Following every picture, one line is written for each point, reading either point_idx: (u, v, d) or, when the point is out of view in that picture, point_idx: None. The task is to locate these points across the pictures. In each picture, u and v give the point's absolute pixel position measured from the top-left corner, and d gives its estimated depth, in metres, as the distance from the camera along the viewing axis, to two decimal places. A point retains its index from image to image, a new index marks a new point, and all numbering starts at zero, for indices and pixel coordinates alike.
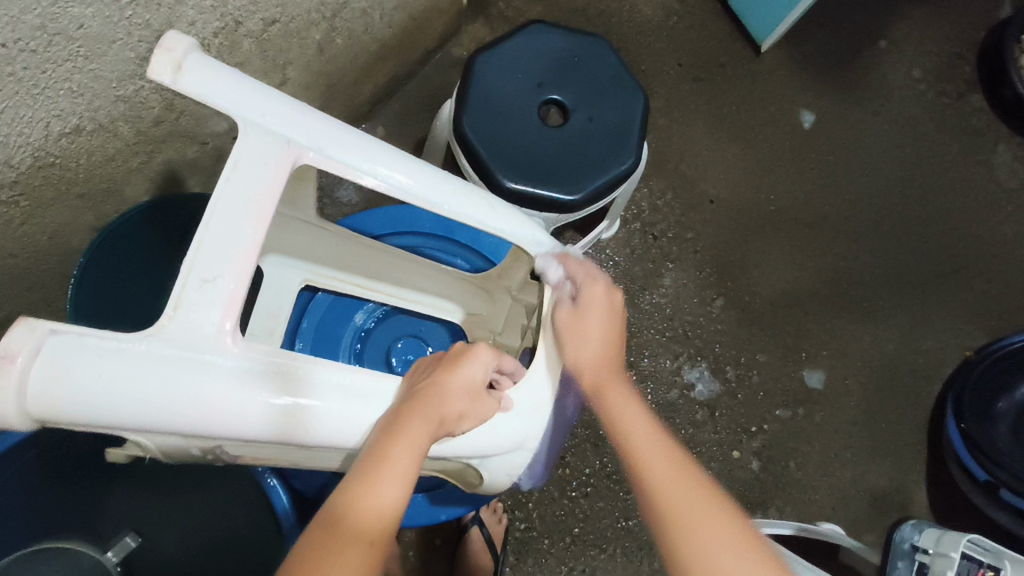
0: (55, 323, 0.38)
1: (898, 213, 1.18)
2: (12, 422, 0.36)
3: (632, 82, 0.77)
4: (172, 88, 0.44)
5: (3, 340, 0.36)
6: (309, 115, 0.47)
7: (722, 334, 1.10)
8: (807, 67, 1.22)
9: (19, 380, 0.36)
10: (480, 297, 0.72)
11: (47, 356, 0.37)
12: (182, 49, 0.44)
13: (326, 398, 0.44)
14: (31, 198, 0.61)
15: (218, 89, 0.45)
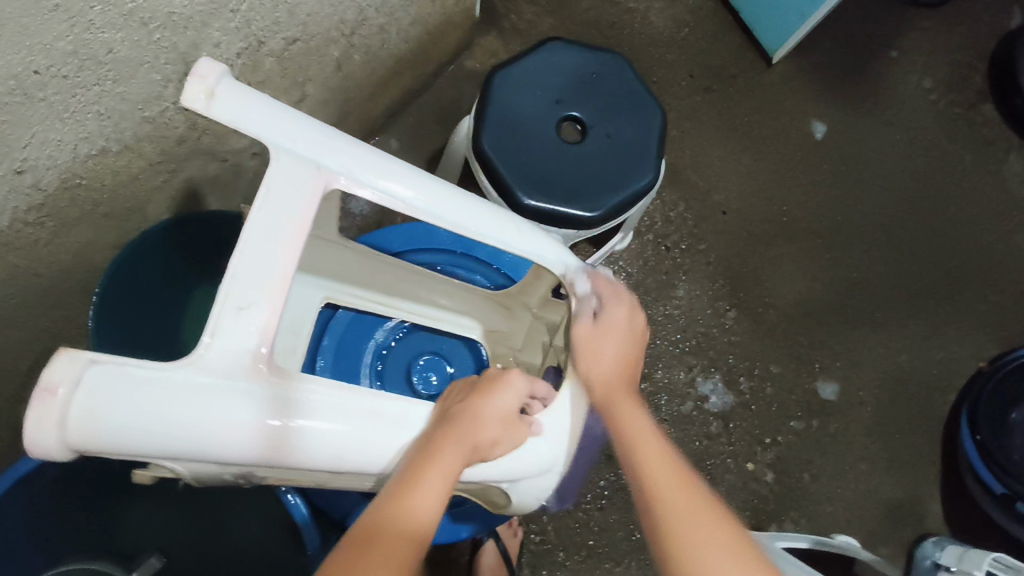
0: (95, 353, 0.40)
1: (910, 223, 1.18)
2: (54, 450, 0.38)
3: (648, 98, 0.77)
4: (205, 114, 0.44)
5: (46, 371, 0.38)
6: (338, 141, 0.48)
7: (735, 346, 1.10)
8: (818, 78, 1.22)
9: (60, 411, 0.38)
10: (500, 314, 0.72)
11: (86, 388, 0.38)
12: (215, 76, 0.44)
13: (356, 422, 0.45)
14: (57, 219, 0.61)
15: (251, 116, 0.45)
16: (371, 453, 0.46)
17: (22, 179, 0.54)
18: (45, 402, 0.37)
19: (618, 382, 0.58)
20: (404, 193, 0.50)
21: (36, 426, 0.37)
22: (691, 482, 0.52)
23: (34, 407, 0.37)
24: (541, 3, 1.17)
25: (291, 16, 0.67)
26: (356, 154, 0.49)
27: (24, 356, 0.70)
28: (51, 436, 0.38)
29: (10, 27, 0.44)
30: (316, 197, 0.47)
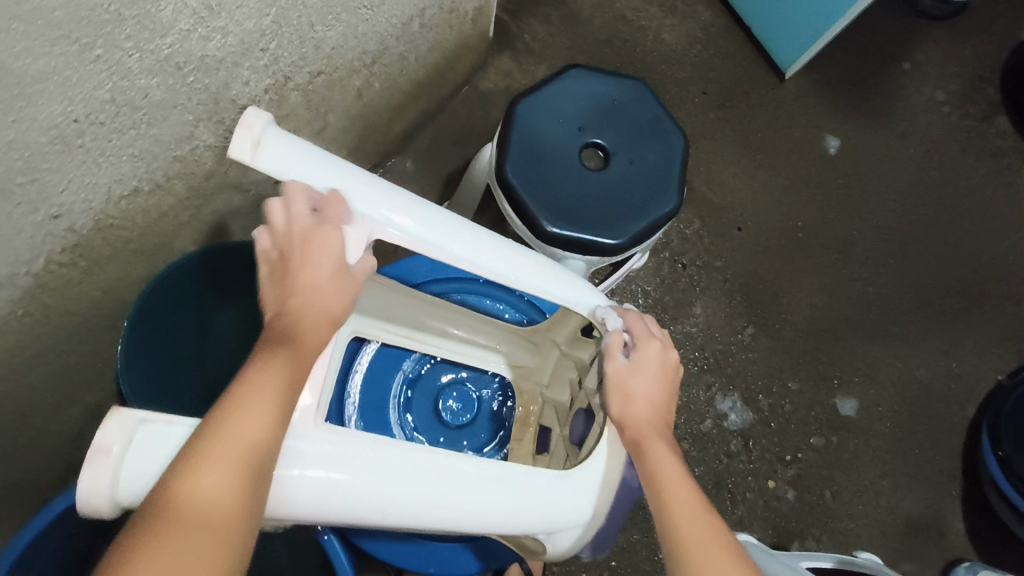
0: (143, 412, 0.42)
1: (926, 237, 1.18)
2: (107, 508, 0.40)
3: (670, 125, 0.78)
4: (251, 164, 0.46)
5: (99, 432, 0.40)
6: (382, 192, 0.49)
7: (754, 362, 1.10)
8: (831, 93, 1.22)
9: (113, 469, 0.40)
10: (526, 349, 0.71)
11: (137, 446, 0.41)
12: (261, 125, 0.46)
13: (393, 479, 0.45)
14: (88, 258, 0.61)
15: (294, 165, 0.47)
16: (408, 509, 0.45)
17: (58, 223, 0.54)
18: (99, 460, 0.40)
19: (652, 421, 0.53)
20: (441, 241, 0.51)
21: (92, 483, 0.40)
22: (720, 536, 0.47)
23: (89, 465, 0.40)
24: (554, 23, 1.18)
25: (317, 50, 0.68)
26: (395, 201, 0.50)
27: (51, 390, 0.70)
28: (104, 492, 0.40)
29: (54, 80, 0.44)
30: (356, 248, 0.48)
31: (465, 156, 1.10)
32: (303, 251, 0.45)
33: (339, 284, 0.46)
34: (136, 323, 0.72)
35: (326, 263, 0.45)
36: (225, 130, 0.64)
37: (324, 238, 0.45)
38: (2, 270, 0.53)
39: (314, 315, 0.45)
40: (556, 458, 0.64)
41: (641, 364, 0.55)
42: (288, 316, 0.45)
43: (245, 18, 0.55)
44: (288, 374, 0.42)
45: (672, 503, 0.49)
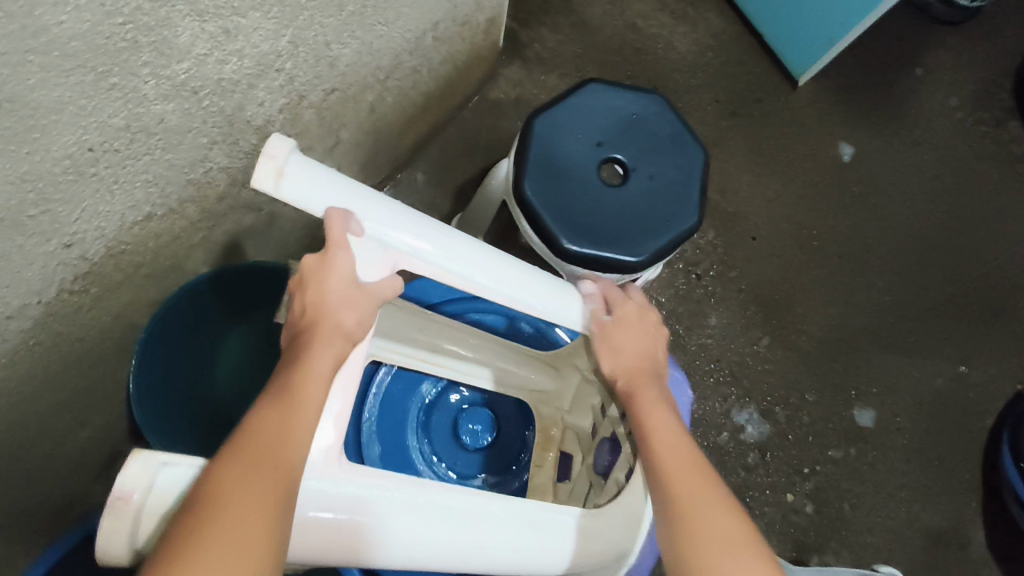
0: (166, 454, 0.40)
1: (941, 244, 1.17)
2: (125, 556, 0.38)
3: (690, 139, 0.76)
4: (273, 195, 0.44)
5: (120, 475, 0.38)
6: (410, 221, 0.48)
7: (770, 374, 1.09)
8: (844, 99, 1.21)
9: (133, 515, 0.38)
10: (546, 372, 0.71)
11: (159, 490, 0.39)
12: (284, 154, 0.44)
13: (419, 526, 0.44)
14: (100, 284, 0.60)
15: (320, 195, 0.45)
16: (432, 556, 0.45)
17: (70, 253, 0.53)
18: (120, 506, 0.38)
19: (637, 371, 0.56)
20: (469, 272, 0.50)
21: (111, 530, 0.38)
22: (701, 467, 0.48)
23: (110, 510, 0.38)
24: (563, 31, 1.16)
25: (331, 68, 0.66)
26: (424, 231, 0.48)
27: (62, 417, 0.68)
28: (122, 541, 0.38)
29: (68, 110, 0.43)
30: (382, 284, 0.47)
31: (476, 167, 1.08)
32: (315, 276, 0.45)
33: (354, 301, 0.46)
34: (147, 342, 0.71)
35: (336, 283, 0.45)
36: (239, 151, 0.62)
37: (333, 260, 0.45)
38: (13, 301, 0.51)
39: (328, 329, 0.45)
40: (579, 486, 0.66)
41: (624, 323, 0.58)
42: (305, 336, 0.45)
43: (262, 40, 0.53)
44: (305, 388, 0.42)
45: (657, 437, 0.50)
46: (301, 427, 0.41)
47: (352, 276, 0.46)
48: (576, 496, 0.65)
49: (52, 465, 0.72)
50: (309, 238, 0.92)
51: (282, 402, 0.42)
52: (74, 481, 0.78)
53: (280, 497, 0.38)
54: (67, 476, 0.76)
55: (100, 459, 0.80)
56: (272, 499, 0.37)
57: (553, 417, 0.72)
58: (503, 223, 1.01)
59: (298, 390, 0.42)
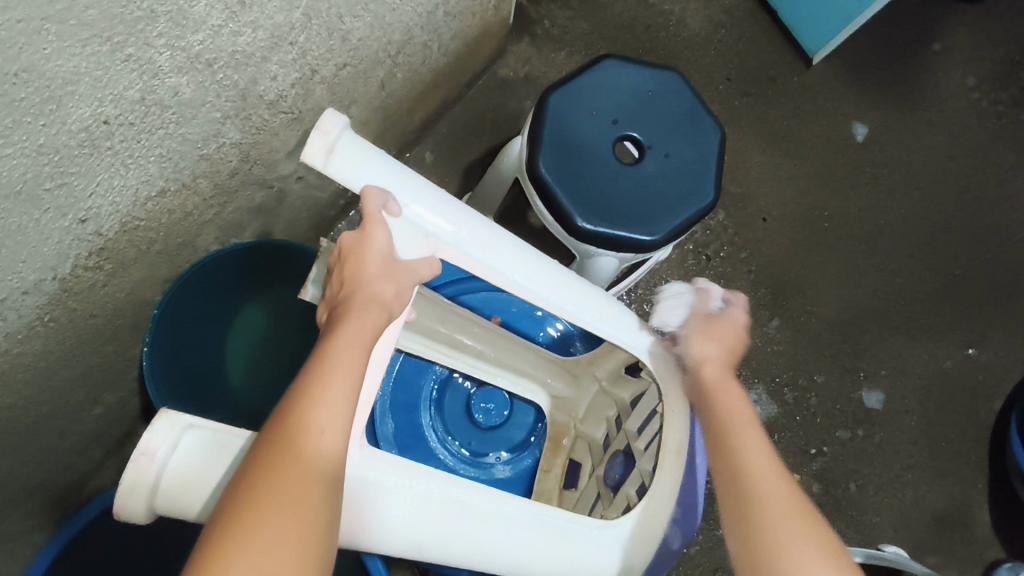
0: (194, 415, 0.40)
1: (953, 226, 1.16)
2: (141, 514, 0.39)
3: (707, 118, 0.75)
4: (322, 170, 0.45)
5: (147, 431, 0.39)
6: (451, 210, 0.48)
7: (779, 355, 1.08)
8: (857, 78, 1.20)
9: (156, 475, 0.38)
10: (565, 380, 0.69)
11: (183, 452, 0.39)
12: (337, 132, 0.45)
13: (448, 524, 0.44)
14: (114, 260, 0.59)
15: (367, 174, 0.45)
16: (456, 553, 0.44)
17: (85, 228, 0.52)
18: (142, 464, 0.38)
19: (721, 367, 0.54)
20: (503, 266, 0.50)
21: (131, 488, 0.38)
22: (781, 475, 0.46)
23: (131, 467, 0.38)
24: (574, 8, 1.14)
25: (344, 42, 0.65)
26: (463, 222, 0.49)
27: (74, 393, 0.68)
28: (141, 498, 0.38)
29: (85, 81, 0.42)
30: (418, 263, 0.46)
31: (484, 146, 1.07)
32: (352, 251, 0.45)
33: (392, 275, 0.45)
34: (163, 315, 0.72)
35: (373, 257, 0.44)
36: (251, 126, 0.62)
37: (370, 234, 0.44)
38: (29, 276, 0.51)
39: (364, 299, 0.43)
40: (586, 496, 0.63)
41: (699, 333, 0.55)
42: (340, 309, 0.43)
43: (277, 12, 0.52)
44: (347, 356, 0.41)
45: (751, 469, 0.47)
46: (343, 406, 0.39)
47: (389, 250, 0.45)
48: (581, 505, 0.63)
49: (65, 441, 0.72)
50: (318, 217, 0.92)
51: (316, 376, 0.39)
52: (86, 456, 0.78)
53: (317, 488, 0.36)
54: (80, 449, 0.76)
55: (111, 435, 0.80)
56: (311, 478, 0.36)
57: (565, 425, 0.70)
58: (512, 203, 1.00)
59: (332, 357, 0.40)
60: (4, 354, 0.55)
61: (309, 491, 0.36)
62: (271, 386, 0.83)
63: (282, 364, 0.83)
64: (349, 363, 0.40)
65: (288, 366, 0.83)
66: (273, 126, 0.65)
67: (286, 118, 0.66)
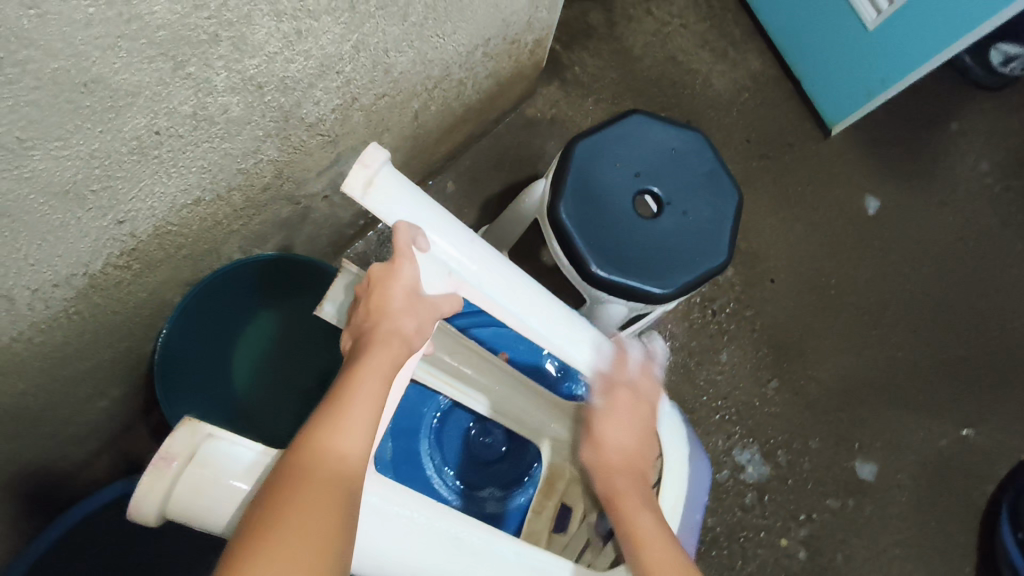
0: (213, 426, 0.42)
1: (957, 305, 1.18)
2: (151, 519, 0.39)
3: (726, 180, 0.78)
4: (359, 201, 0.46)
5: (169, 438, 0.40)
6: (477, 251, 0.50)
7: (776, 417, 1.09)
8: (874, 153, 1.23)
9: (173, 479, 0.40)
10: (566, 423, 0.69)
11: (198, 459, 0.40)
12: (378, 165, 0.46)
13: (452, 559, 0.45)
14: (141, 261, 0.61)
15: (401, 209, 0.47)
16: None
17: (120, 229, 0.54)
18: (160, 468, 0.40)
19: (625, 456, 0.56)
20: (521, 312, 0.52)
21: (147, 490, 0.39)
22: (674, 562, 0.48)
23: (151, 470, 0.39)
24: (605, 57, 1.18)
25: (386, 74, 0.68)
26: (486, 262, 0.50)
27: (82, 385, 0.69)
28: (154, 501, 0.39)
29: (144, 94, 0.44)
30: (440, 298, 0.49)
31: (505, 182, 1.09)
32: (380, 283, 0.47)
33: (414, 309, 0.47)
34: (179, 317, 0.73)
35: (400, 291, 0.46)
36: (289, 145, 0.64)
37: (398, 268, 0.46)
38: (62, 270, 0.52)
39: (384, 333, 0.45)
40: (576, 542, 0.63)
41: (619, 404, 0.57)
42: (363, 340, 0.45)
43: (329, 43, 0.55)
44: (369, 381, 0.43)
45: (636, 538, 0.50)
46: (358, 426, 0.41)
47: (414, 285, 0.47)
48: (570, 550, 0.62)
49: (67, 431, 0.73)
50: (337, 236, 0.94)
51: (340, 401, 0.41)
52: (83, 447, 0.79)
53: (333, 496, 0.37)
54: (78, 441, 0.77)
55: (109, 429, 0.81)
56: (330, 494, 0.37)
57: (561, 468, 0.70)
58: (528, 240, 1.02)
59: (357, 382, 0.42)
60: (25, 343, 0.56)
61: (324, 496, 0.37)
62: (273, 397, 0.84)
63: (285, 376, 0.84)
64: (373, 388, 0.42)
65: (292, 378, 0.84)
66: (308, 147, 0.67)
67: (322, 140, 0.68)
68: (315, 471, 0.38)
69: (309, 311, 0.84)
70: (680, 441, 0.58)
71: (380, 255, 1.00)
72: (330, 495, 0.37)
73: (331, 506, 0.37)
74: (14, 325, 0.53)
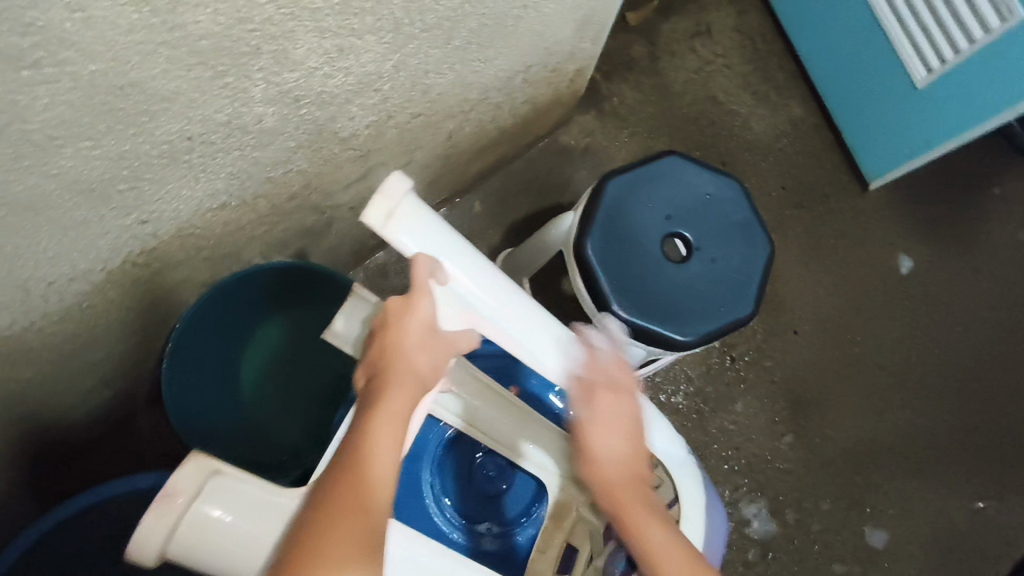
0: (218, 462, 0.41)
1: (985, 375, 1.14)
2: (151, 561, 0.38)
3: (759, 231, 0.76)
4: (380, 232, 0.45)
5: (175, 474, 0.39)
6: (497, 286, 0.49)
7: (788, 473, 1.05)
8: (912, 211, 1.20)
9: (176, 518, 0.39)
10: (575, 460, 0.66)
11: (205, 498, 0.39)
12: (400, 198, 0.45)
13: None
14: (160, 260, 0.60)
15: (423, 241, 0.46)
16: None
17: (143, 229, 0.54)
18: (165, 507, 0.39)
19: (622, 470, 0.51)
20: (534, 350, 0.51)
21: (149, 530, 0.38)
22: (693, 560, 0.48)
23: (155, 509, 0.38)
24: (644, 90, 1.17)
25: (424, 94, 0.67)
26: (505, 297, 0.50)
27: (90, 376, 0.69)
28: (156, 542, 0.38)
29: (179, 101, 0.44)
30: (456, 335, 0.47)
31: (533, 207, 1.08)
32: (396, 320, 0.45)
33: (430, 347, 0.46)
34: (193, 317, 0.73)
35: (416, 329, 0.45)
36: (319, 157, 0.63)
37: (415, 304, 0.45)
38: (80, 265, 0.52)
39: (400, 372, 0.44)
40: None
41: (601, 411, 0.51)
42: (378, 379, 0.44)
43: (370, 62, 0.54)
44: (390, 411, 0.43)
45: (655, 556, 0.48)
46: (377, 474, 0.41)
47: (431, 322, 0.46)
48: None
49: (69, 420, 0.73)
50: (359, 247, 0.93)
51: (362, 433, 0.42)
52: (85, 436, 0.78)
53: (360, 524, 0.39)
54: (80, 430, 0.77)
55: (111, 420, 0.80)
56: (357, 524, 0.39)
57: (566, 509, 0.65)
58: (550, 269, 1.01)
59: (379, 413, 0.43)
60: (37, 332, 0.56)
61: (351, 525, 0.39)
62: (278, 404, 0.83)
63: (291, 385, 0.84)
64: (395, 417, 0.43)
65: (300, 387, 0.84)
66: (339, 160, 0.67)
67: (353, 154, 0.68)
68: (341, 504, 0.40)
69: (323, 321, 0.83)
70: (698, 493, 0.58)
71: (399, 268, 0.99)
72: (357, 538, 0.39)
73: (358, 533, 0.39)
74: (28, 315, 0.52)
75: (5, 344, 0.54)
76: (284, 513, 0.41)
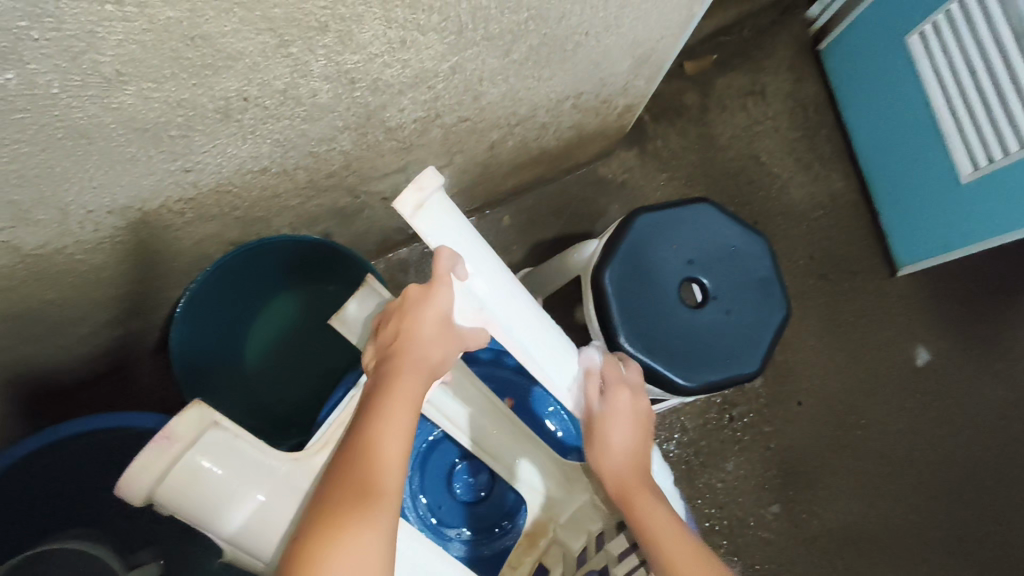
0: (218, 415, 0.42)
1: (986, 485, 1.11)
2: (137, 498, 0.39)
3: (778, 291, 0.76)
4: (407, 221, 0.45)
5: (175, 419, 0.40)
6: (512, 293, 0.50)
7: (767, 543, 1.03)
8: (938, 304, 1.18)
9: (169, 462, 0.39)
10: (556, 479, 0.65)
11: (200, 448, 0.40)
12: (431, 190, 0.46)
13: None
14: (196, 210, 0.63)
15: (446, 237, 0.47)
16: None
17: (185, 176, 0.56)
18: (162, 448, 0.40)
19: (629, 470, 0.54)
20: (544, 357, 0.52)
21: (142, 468, 0.39)
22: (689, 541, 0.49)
23: (151, 448, 0.39)
24: (690, 138, 1.18)
25: (474, 101, 0.69)
26: (517, 304, 0.50)
27: (106, 311, 0.71)
28: (146, 481, 0.39)
29: (244, 61, 0.46)
30: (468, 332, 0.48)
31: (559, 231, 1.10)
32: (414, 307, 0.47)
33: (444, 338, 0.47)
34: (214, 273, 0.75)
35: (431, 318, 0.46)
36: (363, 142, 0.65)
37: (433, 294, 0.46)
38: (120, 198, 0.54)
39: (413, 360, 0.45)
40: None
41: (615, 409, 0.55)
42: (391, 363, 0.45)
43: (429, 58, 0.56)
44: (403, 398, 0.44)
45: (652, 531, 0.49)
46: (386, 454, 0.41)
47: (447, 315, 0.47)
48: None
49: (78, 349, 0.75)
50: (384, 238, 0.95)
51: (373, 415, 0.43)
52: (88, 368, 0.80)
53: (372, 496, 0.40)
54: (84, 362, 0.78)
55: (115, 358, 0.82)
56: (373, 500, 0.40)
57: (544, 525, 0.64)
58: (565, 294, 1.01)
59: (393, 396, 0.43)
60: (67, 257, 0.58)
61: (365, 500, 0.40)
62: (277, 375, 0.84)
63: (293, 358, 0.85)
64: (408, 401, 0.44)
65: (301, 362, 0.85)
66: (381, 148, 0.69)
67: (395, 146, 0.69)
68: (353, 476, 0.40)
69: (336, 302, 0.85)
70: None
71: (420, 267, 1.01)
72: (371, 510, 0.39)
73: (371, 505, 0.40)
74: (61, 237, 0.54)
75: (34, 262, 0.56)
76: (270, 476, 0.43)
